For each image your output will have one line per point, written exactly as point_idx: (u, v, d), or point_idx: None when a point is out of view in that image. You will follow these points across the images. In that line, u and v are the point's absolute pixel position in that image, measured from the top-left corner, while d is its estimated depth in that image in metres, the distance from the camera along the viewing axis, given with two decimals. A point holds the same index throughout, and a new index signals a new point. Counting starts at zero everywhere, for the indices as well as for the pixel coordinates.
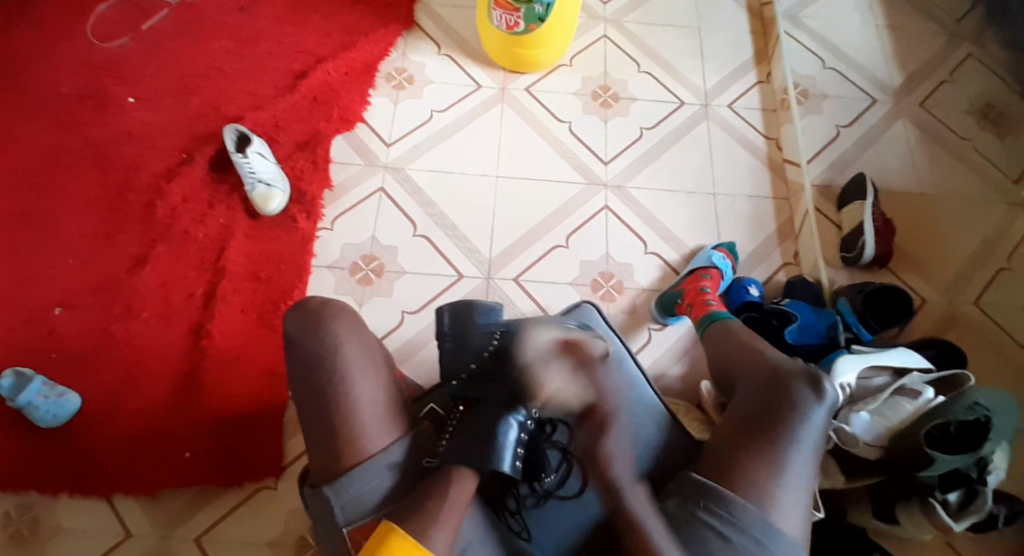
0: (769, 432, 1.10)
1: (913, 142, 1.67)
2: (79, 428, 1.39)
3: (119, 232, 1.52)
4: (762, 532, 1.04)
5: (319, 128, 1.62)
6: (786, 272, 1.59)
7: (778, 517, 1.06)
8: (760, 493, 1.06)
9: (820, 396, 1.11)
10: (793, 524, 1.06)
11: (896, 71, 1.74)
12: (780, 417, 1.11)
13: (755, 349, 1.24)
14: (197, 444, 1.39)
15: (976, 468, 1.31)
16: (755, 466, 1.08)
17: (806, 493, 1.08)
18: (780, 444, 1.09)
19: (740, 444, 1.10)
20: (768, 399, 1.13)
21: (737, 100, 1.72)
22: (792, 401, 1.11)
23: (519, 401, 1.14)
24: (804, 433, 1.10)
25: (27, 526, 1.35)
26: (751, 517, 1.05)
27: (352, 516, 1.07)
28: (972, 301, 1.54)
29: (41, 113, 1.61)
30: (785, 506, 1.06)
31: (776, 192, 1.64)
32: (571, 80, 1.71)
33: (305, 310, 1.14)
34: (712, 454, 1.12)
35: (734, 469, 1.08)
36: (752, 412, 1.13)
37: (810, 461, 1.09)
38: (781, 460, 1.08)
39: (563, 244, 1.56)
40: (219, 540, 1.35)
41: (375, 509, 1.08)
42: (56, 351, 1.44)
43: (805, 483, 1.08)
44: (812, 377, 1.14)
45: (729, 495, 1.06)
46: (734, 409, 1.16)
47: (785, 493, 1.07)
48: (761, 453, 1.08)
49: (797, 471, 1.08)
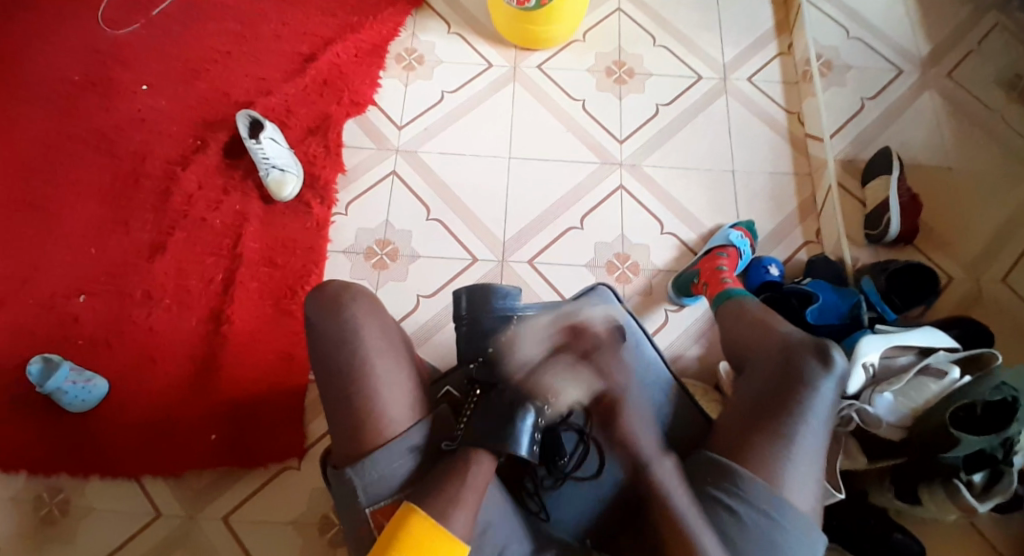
0: (778, 406, 1.09)
1: (941, 114, 1.61)
2: (104, 413, 1.42)
3: (137, 220, 1.54)
4: (772, 507, 1.04)
5: (330, 112, 1.61)
6: (807, 250, 1.55)
7: (789, 491, 1.06)
8: (770, 468, 1.06)
9: (828, 366, 1.10)
10: (805, 497, 1.06)
11: (923, 39, 1.68)
12: (789, 391, 1.10)
13: (765, 324, 1.22)
14: (220, 427, 1.42)
15: (1002, 449, 1.28)
16: (765, 442, 1.07)
17: (818, 466, 1.08)
18: (789, 417, 1.08)
19: (750, 421, 1.10)
20: (777, 372, 1.13)
21: (757, 73, 1.67)
22: (801, 375, 1.10)
23: (535, 391, 1.14)
24: (814, 405, 1.09)
25: (59, 508, 1.39)
26: (759, 490, 1.05)
27: (374, 496, 1.08)
28: (999, 279, 1.49)
29: (57, 104, 1.63)
30: (795, 480, 1.06)
31: (797, 168, 1.60)
32: (584, 57, 1.68)
33: (324, 293, 1.14)
34: (723, 430, 1.12)
35: (743, 445, 1.08)
36: (761, 387, 1.12)
37: (820, 433, 1.08)
38: (789, 433, 1.07)
39: (577, 226, 1.54)
40: (243, 520, 1.39)
41: (396, 490, 1.09)
42: (80, 339, 1.47)
43: (816, 456, 1.08)
44: (819, 347, 1.13)
45: (738, 472, 1.06)
46: (744, 383, 1.15)
47: (795, 467, 1.06)
48: (767, 427, 1.08)
49: (808, 444, 1.07)
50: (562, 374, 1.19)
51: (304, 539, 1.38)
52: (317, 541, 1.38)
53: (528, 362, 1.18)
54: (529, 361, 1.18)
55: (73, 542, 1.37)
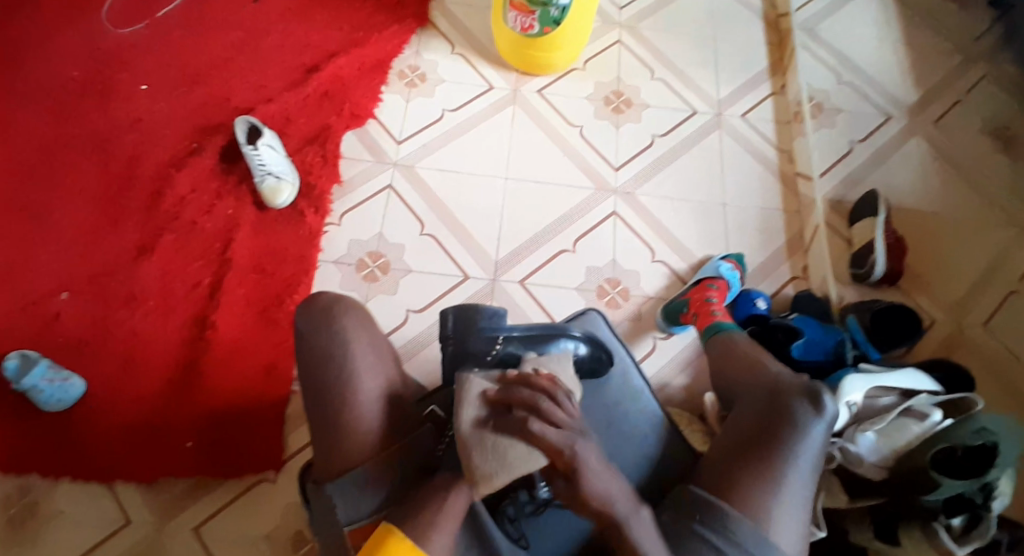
0: (767, 448, 1.09)
1: (926, 160, 1.65)
2: (78, 414, 1.38)
3: (127, 220, 1.52)
4: (757, 546, 1.04)
5: (329, 124, 1.61)
6: (794, 286, 1.58)
7: (774, 532, 1.05)
8: (757, 507, 1.06)
9: (819, 410, 1.11)
10: (789, 538, 1.06)
11: (911, 87, 1.73)
12: (779, 432, 1.10)
13: (757, 365, 1.23)
14: (198, 434, 1.39)
15: (981, 493, 1.28)
16: (753, 482, 1.07)
17: (803, 510, 1.08)
18: (779, 459, 1.08)
19: (738, 460, 1.10)
20: (767, 413, 1.13)
21: (750, 111, 1.71)
22: (792, 417, 1.11)
23: (529, 410, 1.06)
24: (803, 448, 1.09)
25: (23, 510, 1.34)
26: (746, 529, 1.04)
27: (353, 516, 1.07)
28: (980, 324, 1.52)
29: (54, 101, 1.62)
30: (781, 521, 1.06)
31: (786, 205, 1.63)
32: (584, 84, 1.71)
33: (316, 306, 1.15)
34: (711, 468, 1.11)
35: (731, 482, 1.08)
36: (751, 427, 1.13)
37: (807, 476, 1.09)
38: (778, 474, 1.07)
39: (570, 248, 1.55)
40: (215, 532, 1.35)
41: (375, 511, 1.08)
42: (59, 337, 1.43)
43: (802, 500, 1.08)
44: (810, 391, 1.14)
45: (726, 511, 1.05)
46: (733, 423, 1.15)
47: (781, 508, 1.07)
48: (756, 467, 1.08)
49: (795, 487, 1.08)
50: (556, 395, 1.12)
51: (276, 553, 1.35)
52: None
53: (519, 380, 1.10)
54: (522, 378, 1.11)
55: (35, 547, 1.32)
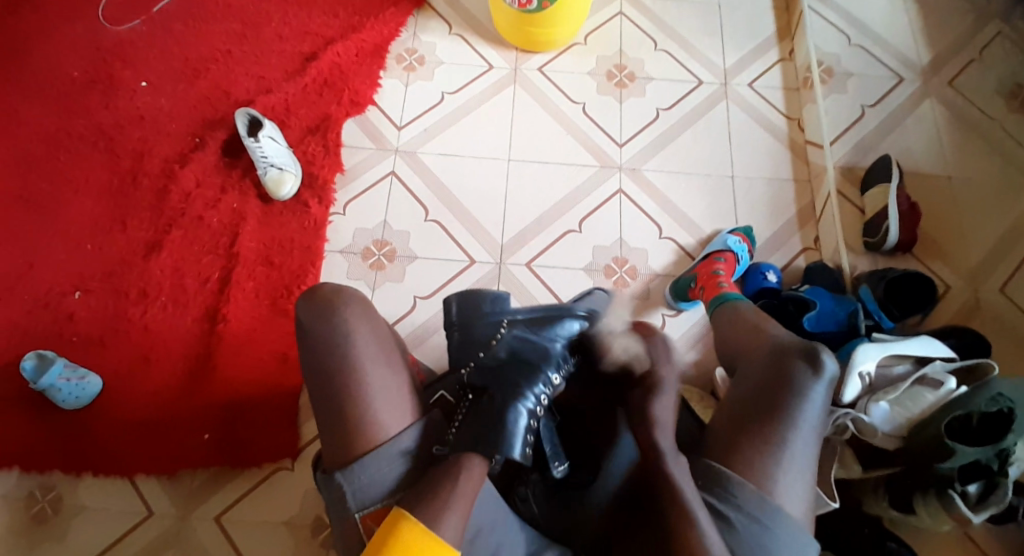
0: (767, 412, 1.08)
1: (941, 123, 1.61)
2: (98, 411, 1.42)
3: (135, 218, 1.54)
4: (762, 512, 1.03)
5: (329, 112, 1.60)
6: (805, 257, 1.55)
7: (778, 497, 1.05)
8: (759, 472, 1.05)
9: (818, 370, 1.10)
10: (794, 499, 1.05)
11: (925, 48, 1.67)
12: (778, 396, 1.09)
13: (758, 329, 1.22)
14: (215, 426, 1.42)
15: (997, 460, 1.27)
16: (754, 448, 1.07)
17: (807, 471, 1.07)
18: (780, 424, 1.07)
19: (739, 426, 1.09)
20: (767, 376, 1.12)
21: (758, 79, 1.67)
22: (791, 379, 1.10)
23: (529, 389, 1.10)
24: (804, 410, 1.08)
25: (52, 505, 1.39)
26: (749, 494, 1.04)
27: (363, 501, 1.07)
28: (997, 288, 1.49)
29: (57, 100, 1.62)
30: (784, 484, 1.05)
31: (797, 175, 1.60)
32: (585, 60, 1.67)
33: (316, 298, 1.14)
34: (713, 436, 1.11)
35: (732, 448, 1.08)
36: (751, 392, 1.12)
37: (810, 439, 1.07)
38: (779, 438, 1.07)
39: (575, 228, 1.54)
40: (237, 520, 1.38)
41: (386, 496, 1.07)
42: (75, 336, 1.46)
43: (806, 461, 1.07)
44: (809, 350, 1.12)
45: (727, 476, 1.05)
46: (735, 388, 1.15)
47: (784, 471, 1.06)
48: (757, 431, 1.07)
49: (797, 450, 1.07)
50: (558, 374, 1.15)
51: (296, 538, 1.38)
52: (311, 541, 1.38)
53: (521, 362, 1.13)
54: (523, 360, 1.14)
55: (64, 541, 1.37)
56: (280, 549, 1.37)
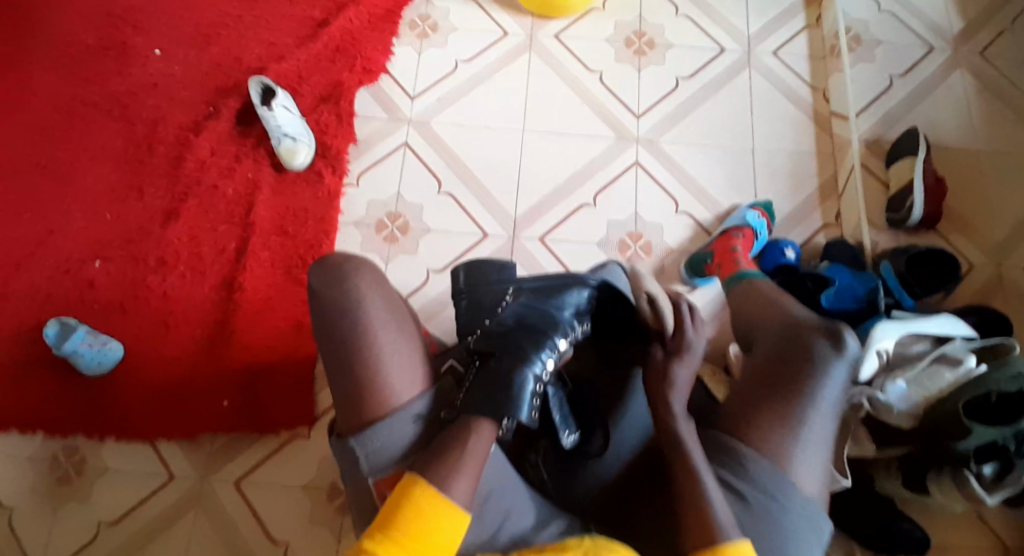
0: (786, 388, 1.08)
1: (972, 95, 1.54)
2: (118, 377, 1.45)
3: (150, 187, 1.54)
4: (776, 486, 1.03)
5: (341, 80, 1.59)
6: (826, 234, 1.51)
7: (794, 473, 1.04)
8: (776, 447, 1.05)
9: (840, 349, 1.09)
10: (810, 477, 1.05)
11: (957, 15, 1.61)
12: (798, 372, 1.09)
13: (778, 304, 1.21)
14: (233, 393, 1.44)
15: (1015, 441, 1.24)
16: (772, 422, 1.06)
17: (825, 449, 1.06)
18: (800, 400, 1.07)
19: (757, 400, 1.09)
20: (785, 352, 1.12)
21: (782, 46, 1.62)
22: (812, 356, 1.10)
23: (535, 354, 1.10)
24: (825, 388, 1.07)
25: (75, 467, 1.42)
26: (765, 470, 1.03)
27: (376, 465, 1.08)
28: (1022, 266, 1.45)
29: (73, 67, 1.62)
30: (802, 460, 1.05)
31: (820, 147, 1.56)
32: (603, 26, 1.63)
33: (328, 265, 1.14)
34: (731, 406, 1.10)
35: (750, 423, 1.07)
36: (770, 366, 1.11)
37: (829, 416, 1.07)
38: (798, 414, 1.06)
39: (590, 202, 1.52)
40: (255, 484, 1.42)
41: (398, 460, 1.08)
42: (95, 303, 1.48)
43: (824, 440, 1.06)
44: (831, 329, 1.12)
45: (743, 450, 1.05)
46: (754, 363, 1.14)
47: (802, 448, 1.05)
48: (776, 407, 1.07)
49: (816, 429, 1.06)
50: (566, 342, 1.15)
51: (313, 502, 1.41)
52: (325, 507, 1.41)
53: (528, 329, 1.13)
54: (530, 327, 1.13)
55: (90, 500, 1.41)
56: (298, 512, 1.40)
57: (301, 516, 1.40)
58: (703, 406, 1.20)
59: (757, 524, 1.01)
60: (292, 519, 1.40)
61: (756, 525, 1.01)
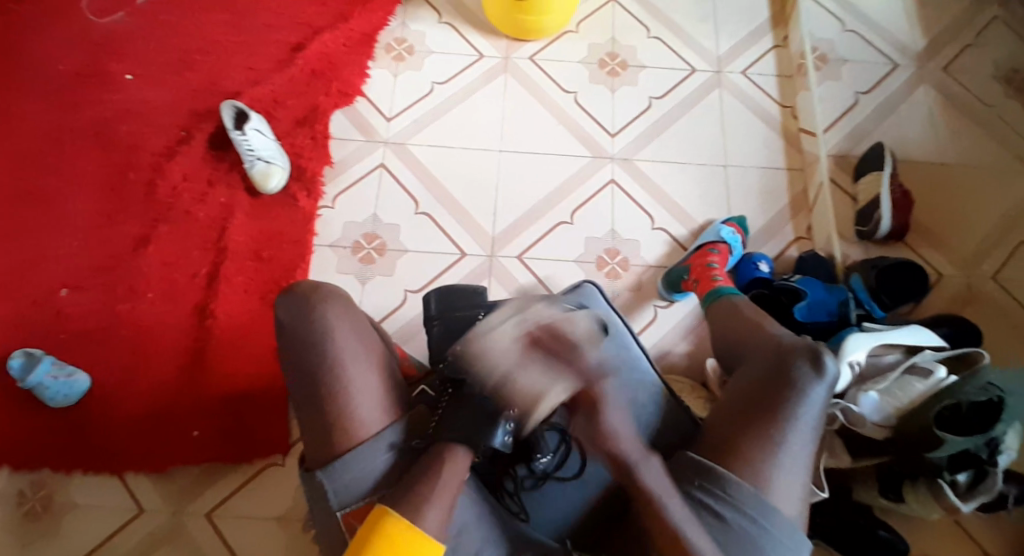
0: (765, 412, 1.08)
1: (936, 111, 1.59)
2: (87, 410, 1.41)
3: (120, 213, 1.51)
4: (758, 512, 1.04)
5: (317, 103, 1.58)
6: (798, 247, 1.54)
7: (774, 496, 1.05)
8: (757, 471, 1.05)
9: (820, 373, 1.09)
10: (790, 502, 1.06)
11: (919, 34, 1.66)
12: (777, 396, 1.09)
13: (757, 326, 1.22)
14: (207, 422, 1.41)
15: (987, 449, 1.27)
16: (752, 448, 1.06)
17: (804, 471, 1.07)
18: (777, 422, 1.07)
19: (737, 423, 1.09)
20: (768, 377, 1.11)
21: (751, 66, 1.65)
22: (791, 381, 1.09)
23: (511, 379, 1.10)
24: (803, 412, 1.08)
25: (44, 503, 1.37)
26: (746, 496, 1.04)
27: (345, 499, 1.05)
28: (989, 277, 1.48)
29: (39, 91, 1.59)
30: (782, 485, 1.06)
31: (790, 163, 1.59)
32: (577, 48, 1.65)
33: (294, 295, 1.11)
34: (711, 430, 1.11)
35: (730, 449, 1.07)
36: (749, 390, 1.11)
37: (810, 439, 1.07)
38: (778, 439, 1.06)
39: (568, 220, 1.52)
40: (230, 515, 1.38)
41: (369, 493, 1.05)
42: (63, 333, 1.44)
43: (803, 462, 1.07)
44: (812, 352, 1.11)
45: (724, 475, 1.05)
46: (734, 384, 1.14)
47: (780, 471, 1.06)
48: (757, 433, 1.07)
49: (795, 451, 1.06)
50: None
51: (290, 534, 1.38)
52: (302, 538, 1.38)
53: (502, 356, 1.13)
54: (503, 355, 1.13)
55: (57, 536, 1.36)
56: (274, 544, 1.37)
57: (276, 547, 1.37)
58: (682, 426, 1.18)
59: (735, 548, 1.03)
60: (269, 552, 1.36)
61: (738, 549, 1.03)
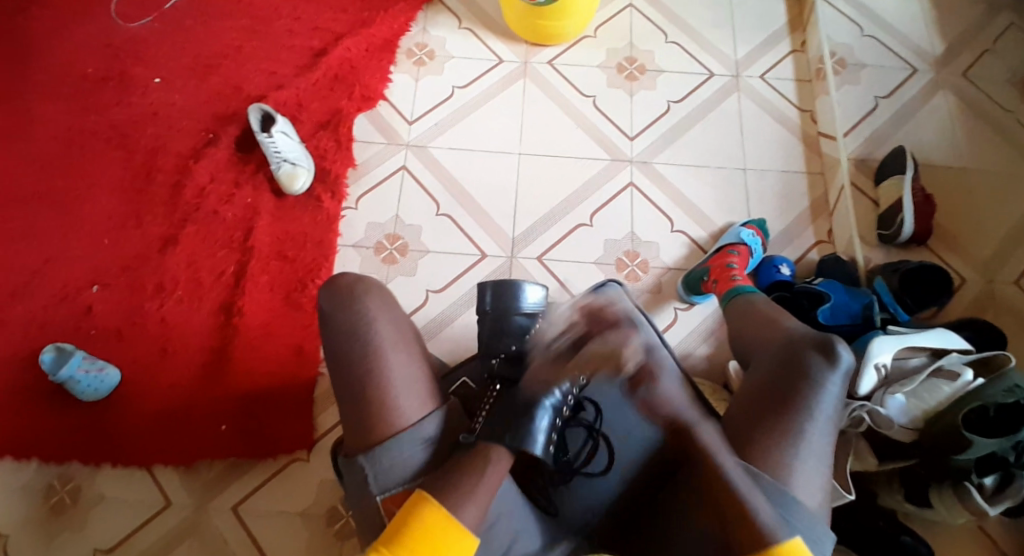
0: (782, 403, 1.07)
1: (956, 114, 1.59)
2: (113, 405, 1.43)
3: (149, 214, 1.55)
4: (781, 504, 1.02)
5: (341, 107, 1.62)
6: (819, 250, 1.53)
7: (795, 487, 1.04)
8: (775, 463, 1.04)
9: (833, 362, 1.08)
10: (812, 494, 1.05)
11: (938, 39, 1.66)
12: (792, 388, 1.08)
13: (772, 321, 1.21)
14: (233, 418, 1.43)
15: (1014, 452, 1.24)
16: (770, 440, 1.05)
17: (824, 462, 1.06)
18: (796, 413, 1.06)
19: (755, 416, 1.08)
20: (782, 370, 1.11)
21: (769, 71, 1.67)
22: (805, 371, 1.09)
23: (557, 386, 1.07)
24: (820, 402, 1.07)
25: (70, 496, 1.40)
26: (767, 488, 1.03)
27: (385, 484, 1.05)
28: (1012, 281, 1.46)
29: (74, 97, 1.64)
30: (802, 476, 1.05)
31: (810, 167, 1.59)
32: (595, 53, 1.68)
33: (337, 286, 1.12)
34: (728, 426, 1.10)
35: (749, 442, 1.07)
36: (765, 383, 1.11)
37: (827, 430, 1.06)
38: (796, 430, 1.06)
39: (587, 222, 1.54)
40: (254, 510, 1.39)
41: (409, 480, 1.05)
42: (93, 330, 1.48)
43: (823, 453, 1.06)
44: (823, 342, 1.11)
45: (744, 468, 1.04)
46: (748, 379, 1.14)
47: (800, 462, 1.05)
48: (774, 424, 1.06)
49: (814, 441, 1.06)
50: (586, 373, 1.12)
51: (311, 529, 1.38)
52: (324, 534, 1.38)
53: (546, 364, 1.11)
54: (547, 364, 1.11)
55: (84, 529, 1.38)
56: (296, 540, 1.38)
57: (299, 542, 1.38)
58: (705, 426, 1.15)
59: None
60: (291, 547, 1.37)
61: None
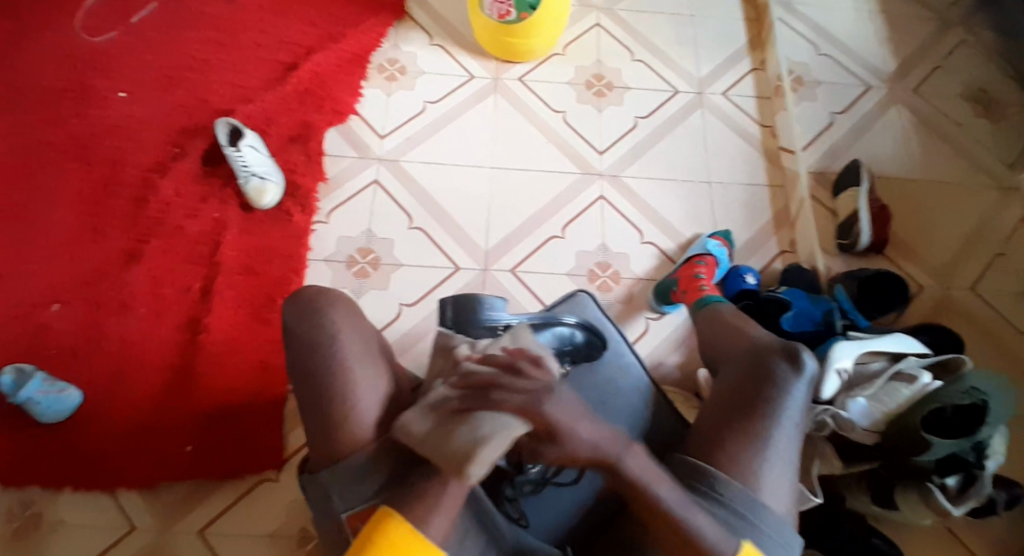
0: (749, 410, 1.09)
1: (907, 129, 1.67)
2: (73, 425, 1.38)
3: (112, 229, 1.52)
4: (747, 509, 1.03)
5: (312, 121, 1.62)
6: (782, 260, 1.58)
7: (762, 493, 1.04)
8: (744, 468, 1.05)
9: (799, 369, 1.10)
10: (779, 499, 1.05)
11: (889, 57, 1.75)
12: (759, 395, 1.09)
13: (738, 330, 1.23)
14: (196, 438, 1.39)
15: (974, 452, 1.26)
16: (738, 445, 1.06)
17: (790, 468, 1.07)
18: (762, 419, 1.08)
19: (724, 422, 1.09)
20: (749, 377, 1.12)
21: (730, 88, 1.73)
22: (771, 378, 1.10)
23: None
24: (786, 408, 1.08)
25: (27, 523, 1.33)
26: (736, 494, 1.03)
27: (351, 501, 1.01)
28: (967, 287, 1.53)
29: (32, 110, 1.60)
30: (769, 481, 1.05)
31: (771, 180, 1.65)
32: (564, 69, 1.71)
33: (301, 301, 1.11)
34: (698, 433, 1.11)
35: (718, 447, 1.07)
36: (732, 391, 1.12)
37: (793, 435, 1.08)
38: (763, 436, 1.07)
39: (559, 234, 1.55)
40: (220, 534, 1.34)
41: (373, 495, 1.01)
42: (51, 349, 1.43)
43: (788, 458, 1.07)
44: (789, 350, 1.13)
45: (713, 474, 1.05)
46: (717, 386, 1.15)
47: (768, 467, 1.06)
48: (742, 430, 1.07)
49: (781, 446, 1.07)
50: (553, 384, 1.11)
51: (281, 552, 1.34)
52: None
53: None
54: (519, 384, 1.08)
55: None
56: None
57: None
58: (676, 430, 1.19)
59: None
60: None
61: None
